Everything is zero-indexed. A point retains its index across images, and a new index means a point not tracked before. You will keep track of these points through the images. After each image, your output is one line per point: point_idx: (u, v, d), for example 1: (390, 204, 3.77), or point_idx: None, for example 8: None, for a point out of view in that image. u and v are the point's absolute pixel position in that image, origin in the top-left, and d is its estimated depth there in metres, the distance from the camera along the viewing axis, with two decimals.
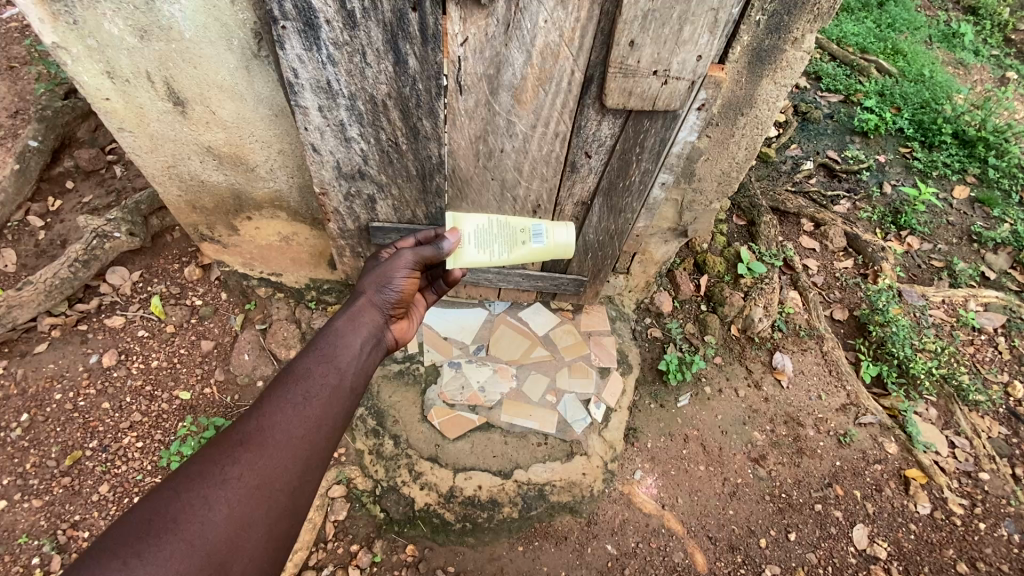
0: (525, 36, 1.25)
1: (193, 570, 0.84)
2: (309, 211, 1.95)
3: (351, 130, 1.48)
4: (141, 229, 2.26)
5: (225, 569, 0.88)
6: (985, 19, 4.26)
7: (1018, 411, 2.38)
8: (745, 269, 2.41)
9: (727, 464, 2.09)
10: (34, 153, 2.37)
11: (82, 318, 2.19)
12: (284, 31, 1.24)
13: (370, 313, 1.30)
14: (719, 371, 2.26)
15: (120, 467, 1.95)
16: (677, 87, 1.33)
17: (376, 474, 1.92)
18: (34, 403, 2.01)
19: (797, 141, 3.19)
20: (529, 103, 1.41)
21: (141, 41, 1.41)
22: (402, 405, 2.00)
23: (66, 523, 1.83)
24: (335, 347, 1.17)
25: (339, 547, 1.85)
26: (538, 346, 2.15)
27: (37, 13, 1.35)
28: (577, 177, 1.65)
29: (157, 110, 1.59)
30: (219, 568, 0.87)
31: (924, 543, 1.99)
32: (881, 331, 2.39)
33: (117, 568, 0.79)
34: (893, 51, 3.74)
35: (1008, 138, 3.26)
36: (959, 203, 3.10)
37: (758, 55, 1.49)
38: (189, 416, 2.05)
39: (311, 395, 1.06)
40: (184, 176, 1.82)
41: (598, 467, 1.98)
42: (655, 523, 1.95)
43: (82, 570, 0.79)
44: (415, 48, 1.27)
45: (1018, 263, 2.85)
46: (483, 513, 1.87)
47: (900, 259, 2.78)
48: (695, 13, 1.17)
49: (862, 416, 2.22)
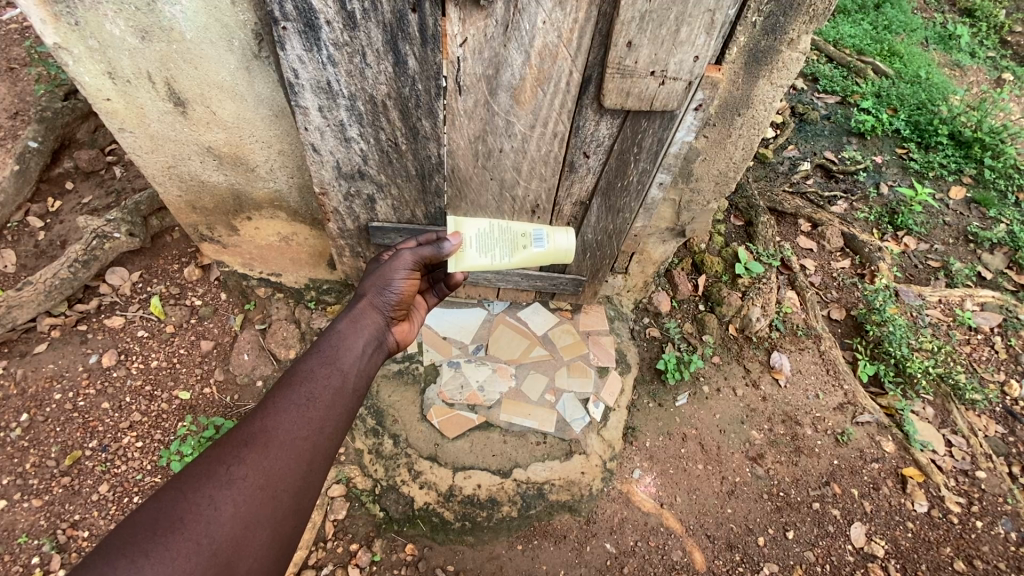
0: (524, 36, 1.26)
1: (199, 569, 0.85)
2: (309, 211, 1.96)
3: (351, 130, 1.50)
4: (141, 229, 2.26)
5: (231, 568, 0.88)
6: (981, 21, 4.29)
7: (1014, 409, 2.40)
8: (743, 269, 2.42)
9: (726, 462, 2.10)
10: (35, 154, 2.38)
11: (82, 318, 2.20)
12: (285, 32, 1.25)
13: (371, 315, 1.30)
14: (717, 370, 2.27)
15: (120, 466, 1.95)
16: (675, 87, 1.34)
17: (376, 473, 1.93)
18: (34, 403, 2.02)
19: (794, 142, 3.21)
20: (527, 103, 1.42)
21: (143, 43, 1.42)
22: (402, 404, 2.01)
23: (66, 523, 1.84)
24: (337, 349, 1.17)
25: (338, 546, 1.86)
26: (538, 346, 2.16)
27: (38, 13, 1.35)
28: (575, 177, 1.66)
29: (158, 111, 1.60)
30: (225, 566, 0.88)
31: (922, 541, 2.00)
32: (879, 330, 2.41)
33: (124, 567, 0.80)
34: (890, 53, 3.76)
35: (1004, 139, 3.28)
36: (955, 203, 3.12)
37: (753, 55, 1.50)
38: (189, 416, 2.05)
39: (314, 396, 1.07)
40: (184, 176, 1.82)
41: (597, 466, 1.99)
42: (654, 521, 1.96)
43: (89, 569, 0.80)
44: (415, 48, 1.28)
45: (1014, 263, 2.87)
46: (482, 512, 1.88)
47: (897, 259, 2.80)
48: (692, 14, 1.19)
49: (860, 414, 2.23)
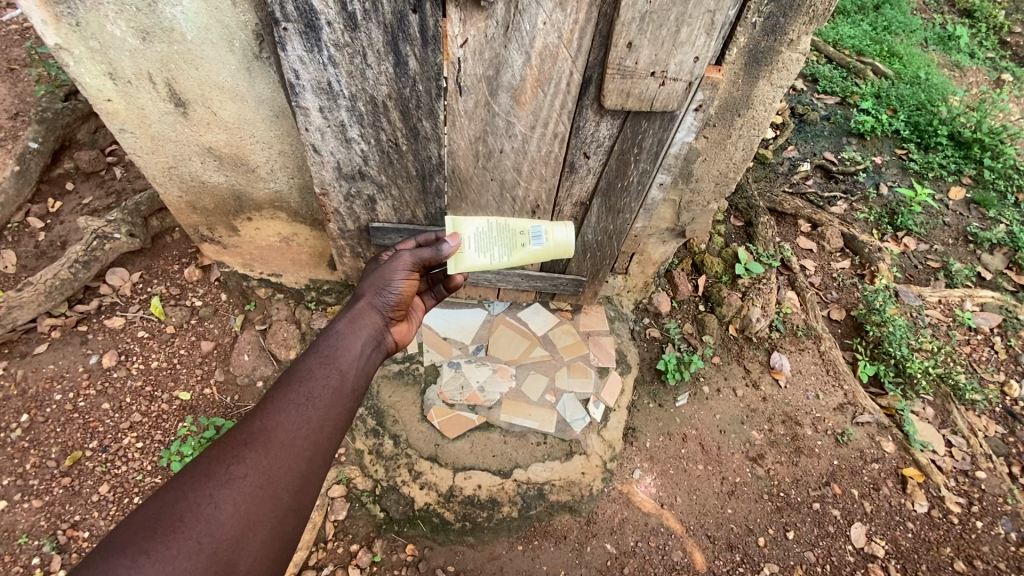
0: (524, 37, 1.26)
1: (199, 568, 0.85)
2: (309, 211, 1.96)
3: (351, 131, 1.50)
4: (141, 230, 2.26)
5: (232, 567, 0.88)
6: (980, 22, 4.29)
7: (1014, 410, 2.40)
8: (743, 270, 2.42)
9: (726, 463, 2.10)
10: (34, 155, 2.38)
11: (82, 319, 2.20)
12: (285, 33, 1.25)
13: (370, 316, 1.31)
14: (717, 370, 2.28)
15: (120, 467, 1.95)
16: (675, 88, 1.34)
17: (376, 474, 1.93)
18: (34, 404, 2.02)
19: (794, 143, 3.21)
20: (527, 104, 1.42)
21: (143, 43, 1.42)
22: (402, 405, 2.01)
23: (66, 524, 1.84)
24: (336, 349, 1.18)
25: (339, 547, 1.86)
26: (538, 346, 2.17)
27: (39, 14, 1.36)
28: (576, 177, 1.66)
29: (159, 111, 1.60)
30: (226, 565, 0.88)
31: (922, 541, 2.00)
32: (879, 330, 2.41)
33: (125, 566, 0.80)
34: (889, 53, 3.76)
35: (1003, 139, 3.28)
36: (955, 204, 3.12)
37: (753, 56, 1.50)
38: (189, 416, 2.05)
39: (313, 396, 1.07)
40: (185, 177, 1.83)
41: (597, 466, 1.99)
42: (654, 522, 1.96)
43: (91, 568, 0.80)
44: (415, 49, 1.29)
45: (1013, 263, 2.87)
46: (483, 513, 1.88)
47: (897, 259, 2.81)
48: (692, 15, 1.19)
49: (859, 415, 2.23)
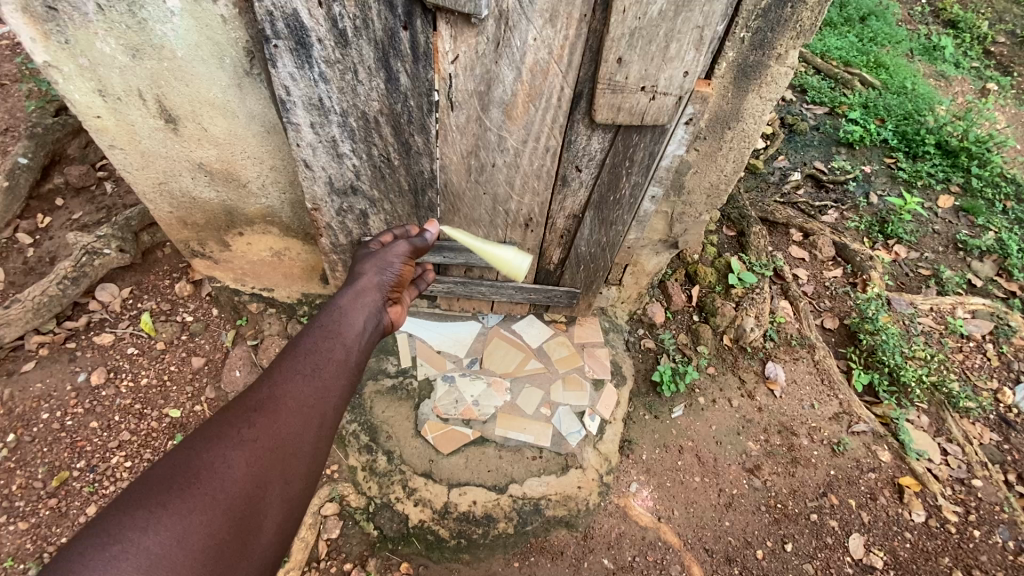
0: (515, 53, 1.26)
1: (216, 522, 0.83)
2: (301, 226, 1.94)
3: (343, 146, 1.51)
4: (131, 244, 2.24)
5: (247, 525, 0.86)
6: (965, 32, 4.36)
7: (1008, 417, 2.40)
8: (736, 279, 2.46)
9: (723, 475, 2.08)
10: (23, 170, 2.37)
11: (71, 335, 2.17)
12: (276, 50, 1.27)
13: (371, 294, 1.28)
14: (712, 380, 2.27)
15: (108, 487, 1.91)
16: (665, 102, 1.35)
17: (370, 490, 1.92)
18: (21, 423, 1.98)
19: (784, 152, 3.27)
20: (519, 119, 1.42)
21: (134, 60, 1.42)
22: (395, 420, 1.99)
23: (52, 546, 1.79)
24: (340, 324, 1.15)
25: (332, 565, 1.85)
26: (532, 359, 2.15)
27: (28, 32, 1.35)
28: (568, 191, 1.65)
29: (149, 127, 1.59)
30: (242, 523, 0.86)
31: (920, 552, 1.99)
32: (871, 339, 2.43)
33: (144, 516, 0.78)
34: (876, 64, 3.82)
35: (990, 148, 3.32)
36: (944, 212, 3.14)
37: (744, 70, 1.52)
38: (179, 434, 2.03)
39: (320, 366, 1.04)
40: (175, 193, 1.81)
41: (593, 480, 1.97)
42: (651, 535, 1.94)
43: (106, 518, 0.77)
44: (407, 65, 1.30)
45: (1004, 270, 2.89)
46: (477, 529, 1.86)
47: (889, 267, 2.82)
48: (681, 31, 1.20)
49: (855, 424, 2.23)
